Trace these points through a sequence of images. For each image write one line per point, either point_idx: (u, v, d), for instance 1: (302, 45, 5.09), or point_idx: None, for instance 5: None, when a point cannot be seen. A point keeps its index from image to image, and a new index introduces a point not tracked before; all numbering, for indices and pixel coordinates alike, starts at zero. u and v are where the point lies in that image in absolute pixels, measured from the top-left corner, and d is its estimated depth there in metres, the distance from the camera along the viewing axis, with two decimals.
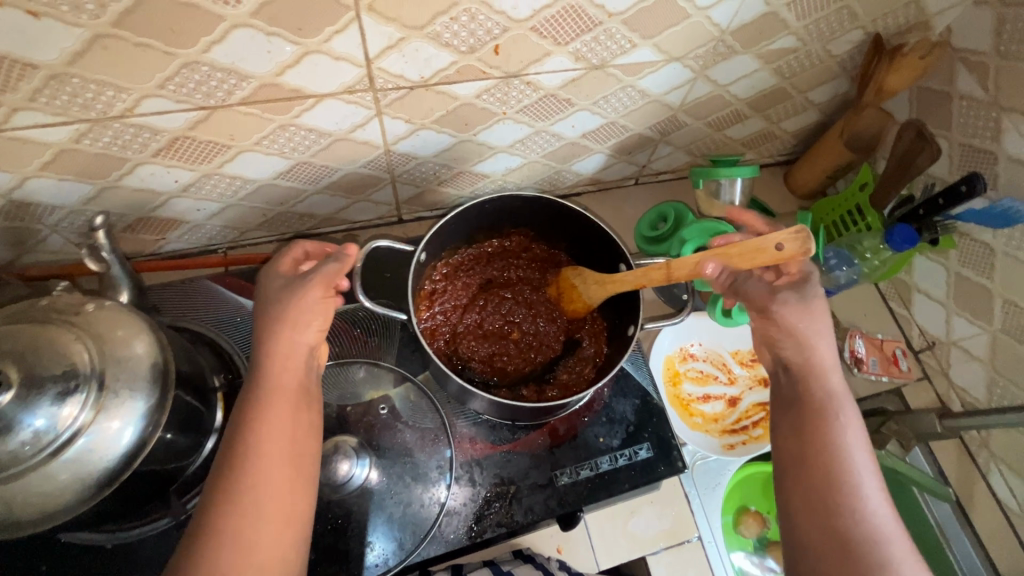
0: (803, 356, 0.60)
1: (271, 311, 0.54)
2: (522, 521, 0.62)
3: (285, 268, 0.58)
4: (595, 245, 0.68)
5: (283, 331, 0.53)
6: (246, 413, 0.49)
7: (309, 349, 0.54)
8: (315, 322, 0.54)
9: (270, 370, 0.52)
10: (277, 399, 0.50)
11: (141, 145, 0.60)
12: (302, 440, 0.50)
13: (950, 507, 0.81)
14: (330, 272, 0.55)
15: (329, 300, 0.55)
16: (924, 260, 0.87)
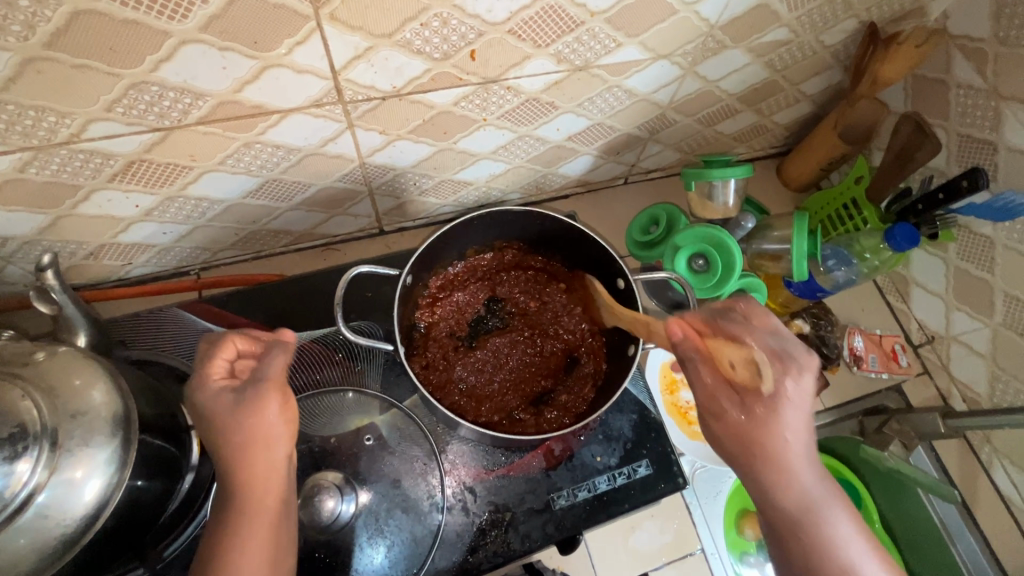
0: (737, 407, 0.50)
1: (231, 431, 0.49)
2: (519, 550, 0.59)
3: (219, 375, 0.50)
4: (592, 263, 0.64)
5: (251, 452, 0.49)
6: (219, 548, 0.46)
7: (283, 463, 0.51)
8: (284, 433, 0.51)
9: (241, 499, 0.48)
10: (255, 523, 0.47)
11: (94, 170, 0.55)
12: (280, 565, 0.48)
13: (956, 508, 0.80)
14: (283, 376, 0.51)
15: (292, 407, 0.52)
16: (922, 253, 0.85)
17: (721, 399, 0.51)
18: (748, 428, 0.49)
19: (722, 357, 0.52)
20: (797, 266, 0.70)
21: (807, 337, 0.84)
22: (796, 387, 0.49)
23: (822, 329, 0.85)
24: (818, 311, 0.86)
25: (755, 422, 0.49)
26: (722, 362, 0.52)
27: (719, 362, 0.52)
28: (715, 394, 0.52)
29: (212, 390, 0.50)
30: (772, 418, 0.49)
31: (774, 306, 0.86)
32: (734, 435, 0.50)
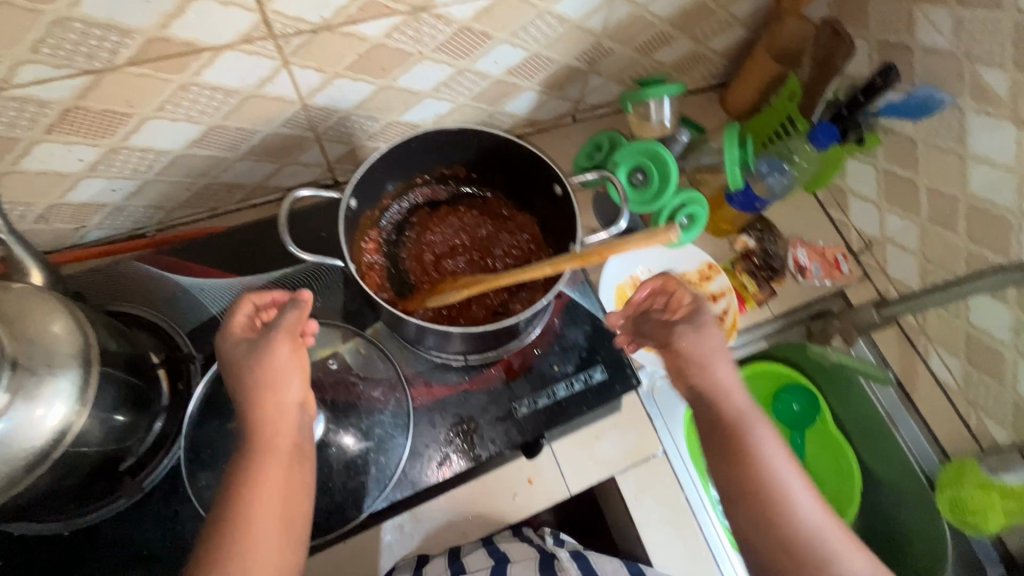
0: (740, 447, 0.58)
1: (246, 376, 0.53)
2: (486, 454, 0.63)
3: (240, 330, 0.55)
4: (529, 175, 0.65)
5: (265, 397, 0.53)
6: (242, 477, 0.51)
7: (297, 407, 0.55)
8: (296, 377, 0.54)
9: (255, 437, 0.53)
10: (268, 460, 0.52)
11: (29, 120, 0.56)
12: (295, 496, 0.53)
13: (895, 394, 0.86)
14: (292, 321, 0.53)
15: (301, 351, 0.55)
16: (856, 163, 0.90)
17: (723, 439, 0.59)
18: (752, 460, 0.57)
19: (714, 394, 0.60)
20: (731, 175, 0.74)
21: (753, 252, 0.88)
22: (710, 316, 0.62)
23: (767, 242, 0.89)
24: (762, 225, 0.90)
25: (691, 338, 0.61)
26: (723, 398, 0.60)
27: (715, 406, 0.60)
28: (710, 436, 0.60)
29: (235, 339, 0.54)
30: (696, 370, 0.61)
31: (722, 226, 0.89)
32: (736, 471, 0.58)
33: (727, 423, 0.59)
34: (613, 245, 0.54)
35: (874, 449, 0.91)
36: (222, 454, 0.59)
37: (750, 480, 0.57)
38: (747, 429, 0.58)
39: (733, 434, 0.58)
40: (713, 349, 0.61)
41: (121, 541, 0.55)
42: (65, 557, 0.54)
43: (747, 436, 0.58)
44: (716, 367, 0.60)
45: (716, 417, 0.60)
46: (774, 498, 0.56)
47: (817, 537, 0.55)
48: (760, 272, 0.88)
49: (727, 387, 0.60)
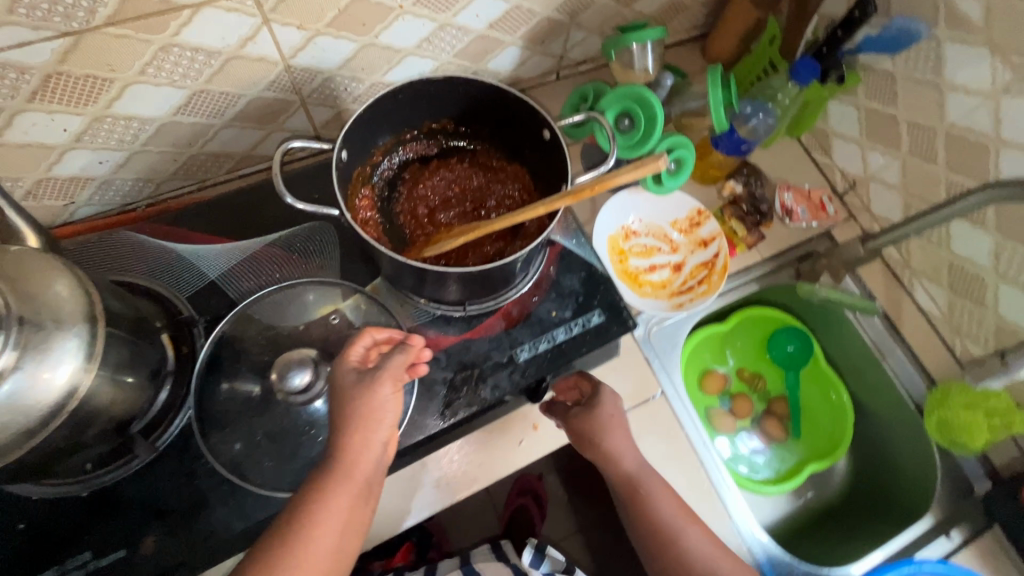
0: (637, 506, 0.71)
1: (348, 405, 0.55)
2: (491, 397, 0.65)
3: (353, 359, 0.57)
4: (516, 123, 0.65)
5: (358, 432, 0.54)
6: (309, 506, 0.53)
7: (381, 446, 0.56)
8: (388, 419, 0.56)
9: (336, 466, 0.54)
10: (343, 490, 0.53)
11: (11, 88, 0.55)
12: (350, 533, 0.55)
13: (881, 324, 0.88)
14: (398, 366, 0.56)
15: (400, 394, 0.56)
16: (837, 103, 0.91)
17: (628, 497, 0.72)
18: (657, 532, 0.70)
19: (613, 469, 0.71)
20: (716, 115, 0.75)
21: (740, 197, 0.90)
22: (609, 395, 0.72)
23: (754, 186, 0.90)
24: (749, 171, 0.91)
25: (610, 400, 0.72)
26: (618, 466, 0.71)
27: (618, 474, 0.71)
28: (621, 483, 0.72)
29: (347, 365, 0.57)
30: (600, 454, 0.71)
31: (711, 171, 0.90)
32: (637, 509, 0.71)
33: (629, 489, 0.71)
34: (601, 179, 0.54)
35: (864, 381, 0.93)
36: (232, 412, 0.60)
37: (661, 540, 0.70)
38: (639, 488, 0.71)
39: (631, 493, 0.71)
40: (610, 412, 0.71)
41: (139, 499, 0.56)
42: (83, 517, 0.55)
43: (645, 503, 0.70)
44: (608, 436, 0.70)
45: (623, 482, 0.71)
46: (669, 542, 0.70)
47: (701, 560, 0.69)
48: (749, 217, 0.89)
49: (620, 455, 0.70)
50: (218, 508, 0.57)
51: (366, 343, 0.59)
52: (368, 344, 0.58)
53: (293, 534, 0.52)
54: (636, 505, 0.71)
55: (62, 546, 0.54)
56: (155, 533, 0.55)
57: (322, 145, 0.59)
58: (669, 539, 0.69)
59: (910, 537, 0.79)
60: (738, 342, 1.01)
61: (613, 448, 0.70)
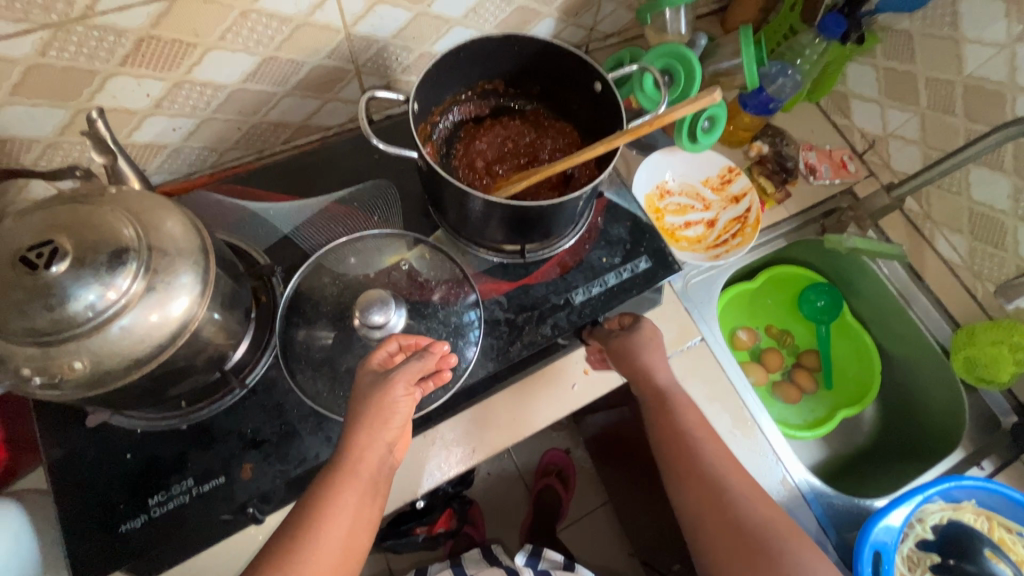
0: (665, 415, 0.72)
1: (359, 406, 0.57)
2: (551, 336, 0.69)
3: (376, 361, 0.60)
4: (565, 81, 0.71)
5: (366, 429, 0.55)
6: (315, 499, 0.54)
7: (387, 446, 0.57)
8: (395, 419, 0.57)
9: (342, 465, 0.55)
10: (348, 488, 0.55)
11: (108, 51, 0.60)
12: (355, 533, 0.55)
13: (902, 268, 0.93)
14: (415, 368, 0.58)
15: (412, 394, 0.58)
16: (855, 66, 0.96)
17: (652, 412, 0.73)
18: (679, 440, 0.70)
19: (646, 382, 0.72)
20: (748, 71, 0.79)
21: (767, 157, 0.94)
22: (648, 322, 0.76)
23: (780, 145, 0.95)
24: (774, 131, 0.96)
25: (645, 323, 0.75)
26: (651, 378, 0.72)
27: (649, 384, 0.72)
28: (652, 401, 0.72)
29: (367, 368, 0.60)
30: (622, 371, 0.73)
31: (737, 133, 0.94)
32: (660, 423, 0.72)
33: (652, 400, 0.72)
34: (659, 117, 0.60)
35: (889, 330, 0.97)
36: (314, 353, 0.64)
37: (680, 449, 0.70)
38: (666, 401, 0.72)
39: (658, 406, 0.72)
40: (653, 334, 0.75)
41: (234, 431, 0.60)
42: (184, 447, 0.59)
43: (668, 409, 0.72)
44: (642, 353, 0.72)
45: (651, 395, 0.72)
46: (685, 452, 0.70)
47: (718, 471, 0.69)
48: (775, 174, 0.94)
49: (653, 369, 0.72)
50: (307, 437, 0.61)
51: (394, 348, 0.61)
52: (392, 350, 0.61)
53: (295, 538, 0.53)
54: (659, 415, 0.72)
55: (166, 472, 0.58)
56: (251, 461, 0.59)
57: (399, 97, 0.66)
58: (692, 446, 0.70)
59: (948, 464, 0.83)
60: (767, 301, 1.06)
61: (649, 362, 0.72)
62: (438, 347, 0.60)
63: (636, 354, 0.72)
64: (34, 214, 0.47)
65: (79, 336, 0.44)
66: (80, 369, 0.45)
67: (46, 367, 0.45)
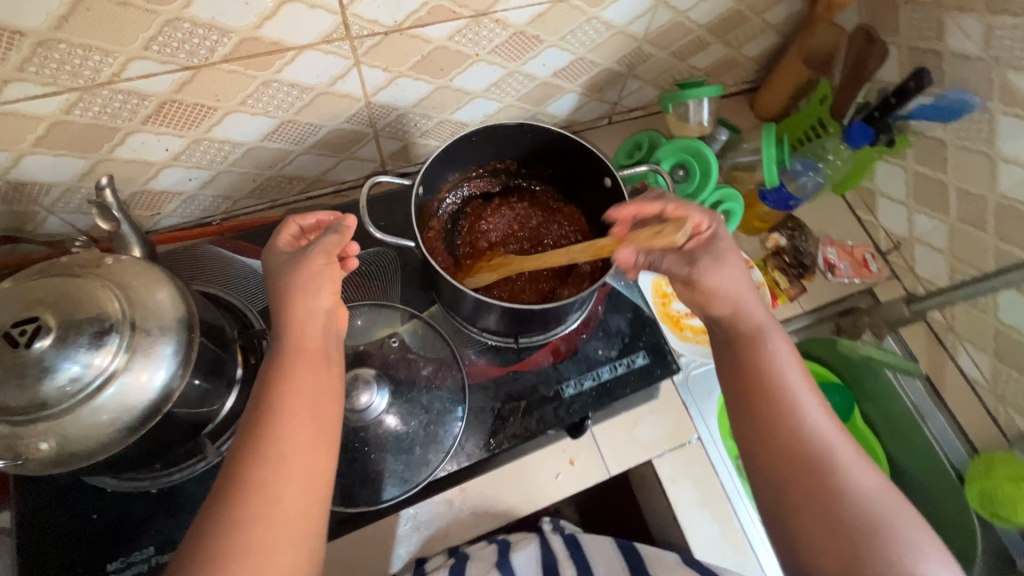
0: (755, 360, 0.60)
1: (285, 282, 0.57)
2: (535, 430, 0.68)
3: (285, 245, 0.61)
4: (578, 171, 0.70)
5: (296, 300, 0.56)
6: (266, 385, 0.53)
7: (326, 316, 0.58)
8: (325, 288, 0.57)
9: (284, 358, 0.55)
10: (300, 362, 0.55)
11: (130, 112, 0.61)
12: (322, 402, 0.54)
13: (921, 386, 0.89)
14: (331, 243, 0.58)
15: (333, 268, 0.58)
16: (884, 165, 0.93)
17: (738, 349, 0.62)
18: (766, 375, 0.59)
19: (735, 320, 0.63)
20: (767, 172, 0.79)
21: (784, 249, 0.92)
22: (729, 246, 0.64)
23: (798, 240, 0.92)
24: (794, 225, 0.94)
25: (715, 269, 0.62)
26: (742, 319, 0.63)
27: (735, 318, 0.63)
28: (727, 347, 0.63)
29: (278, 253, 0.60)
30: (739, 281, 0.63)
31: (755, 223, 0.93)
32: (750, 377, 0.60)
33: (742, 341, 0.62)
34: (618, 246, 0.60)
35: (903, 451, 0.89)
36: None
37: (770, 397, 0.58)
38: (760, 342, 0.61)
39: (747, 347, 0.62)
40: (732, 274, 0.63)
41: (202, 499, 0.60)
42: (151, 513, 0.59)
43: (767, 355, 0.60)
44: (727, 266, 0.63)
45: (740, 335, 0.63)
46: (783, 404, 0.57)
47: (821, 440, 0.55)
48: (791, 269, 0.92)
49: (743, 304, 0.63)
50: None
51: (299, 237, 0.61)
52: (295, 232, 0.62)
53: (265, 420, 0.52)
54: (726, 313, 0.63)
55: (131, 535, 0.58)
56: None
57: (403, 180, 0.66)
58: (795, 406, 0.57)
59: None
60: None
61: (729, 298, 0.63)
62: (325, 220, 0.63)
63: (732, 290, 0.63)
64: (25, 284, 0.47)
65: (53, 414, 0.45)
66: (50, 446, 0.45)
67: (15, 446, 0.45)
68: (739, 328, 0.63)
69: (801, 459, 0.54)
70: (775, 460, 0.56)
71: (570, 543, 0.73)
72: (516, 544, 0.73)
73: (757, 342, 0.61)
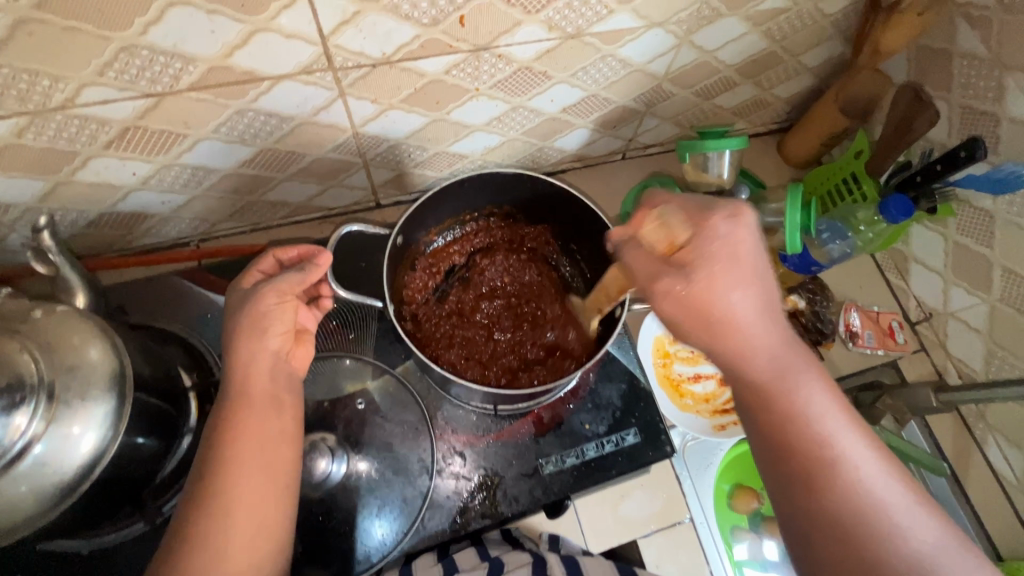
0: (777, 415, 0.46)
1: (234, 320, 0.52)
2: (507, 512, 0.62)
3: (249, 281, 0.55)
4: (581, 225, 0.65)
5: (243, 340, 0.51)
6: (214, 426, 0.49)
7: (276, 354, 0.52)
8: (275, 327, 0.52)
9: (235, 392, 0.50)
10: (242, 407, 0.49)
11: (89, 137, 0.56)
12: (272, 449, 0.49)
13: (947, 483, 0.80)
14: (292, 281, 0.52)
15: (286, 305, 0.52)
16: (921, 229, 0.84)
17: (753, 398, 0.47)
18: (799, 431, 0.46)
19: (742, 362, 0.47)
20: (789, 238, 0.71)
21: (801, 312, 0.84)
22: (719, 244, 0.46)
23: (818, 305, 0.84)
24: (815, 287, 0.86)
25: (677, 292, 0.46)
26: (748, 362, 0.47)
27: (741, 361, 0.47)
28: (739, 395, 0.49)
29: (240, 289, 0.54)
30: (744, 301, 0.46)
31: None
32: (773, 431, 0.46)
33: (758, 386, 0.47)
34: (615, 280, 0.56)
35: None
36: None
37: (807, 458, 0.45)
38: (780, 386, 0.46)
39: (767, 398, 0.47)
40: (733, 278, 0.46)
41: (140, 564, 0.56)
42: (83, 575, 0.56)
43: (792, 401, 0.46)
44: (721, 283, 0.46)
45: (750, 384, 0.47)
46: (823, 470, 0.45)
47: (876, 506, 0.43)
48: (808, 335, 0.83)
49: (751, 343, 0.46)
50: None
51: (267, 268, 0.56)
52: (269, 267, 0.56)
53: (210, 467, 0.47)
54: (727, 358, 0.47)
55: None
56: None
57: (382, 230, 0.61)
58: (839, 458, 0.45)
59: None
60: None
61: (741, 327, 0.46)
62: (306, 252, 0.57)
63: (731, 321, 0.46)
64: None
65: None
66: None
67: None
68: (747, 370, 0.47)
69: (859, 542, 0.43)
70: (821, 537, 0.44)
71: (569, 561, 0.60)
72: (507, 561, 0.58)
73: (779, 387, 0.46)
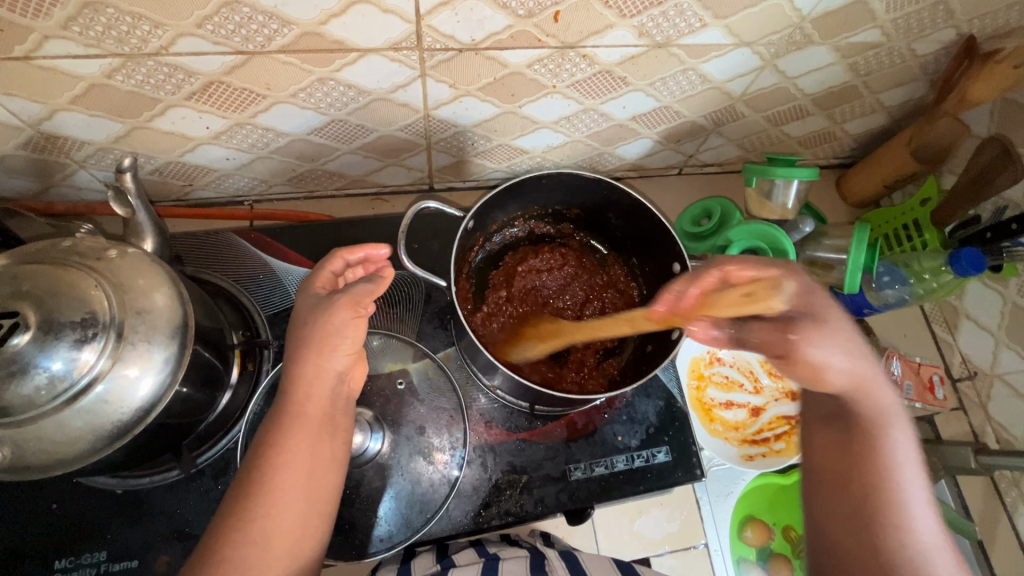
0: (863, 445, 0.49)
1: (301, 332, 0.51)
2: (532, 511, 0.62)
3: (320, 285, 0.54)
4: (650, 243, 0.67)
5: (308, 358, 0.50)
6: (263, 445, 0.49)
7: (337, 376, 0.52)
8: (344, 346, 0.51)
9: (292, 409, 0.50)
10: (300, 427, 0.49)
11: (174, 86, 0.57)
12: (319, 475, 0.50)
13: (970, 545, 0.77)
14: (361, 293, 0.51)
15: (361, 321, 0.52)
16: (978, 285, 0.82)
17: (846, 428, 0.50)
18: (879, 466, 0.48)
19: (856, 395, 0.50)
20: (848, 276, 0.72)
21: None
22: (825, 301, 0.51)
23: None
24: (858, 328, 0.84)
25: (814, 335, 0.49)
26: (862, 397, 0.50)
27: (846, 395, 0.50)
28: (829, 426, 0.52)
29: (309, 294, 0.53)
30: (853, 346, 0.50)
31: None
32: (851, 463, 0.49)
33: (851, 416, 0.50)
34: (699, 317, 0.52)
35: None
36: None
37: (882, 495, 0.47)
38: (879, 424, 0.49)
39: (858, 429, 0.49)
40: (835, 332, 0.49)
41: (168, 511, 0.57)
42: (112, 514, 0.57)
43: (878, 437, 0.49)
44: (834, 336, 0.49)
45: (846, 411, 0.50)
46: (890, 513, 0.46)
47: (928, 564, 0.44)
48: None
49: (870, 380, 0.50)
50: None
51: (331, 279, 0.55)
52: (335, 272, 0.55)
53: (256, 490, 0.47)
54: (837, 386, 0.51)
55: (87, 536, 0.56)
56: (170, 554, 0.56)
57: (453, 210, 0.61)
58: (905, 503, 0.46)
59: None
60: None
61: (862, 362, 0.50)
62: (372, 254, 0.56)
63: (846, 354, 0.49)
64: (15, 270, 0.43)
65: (16, 422, 0.40)
66: (6, 454, 0.41)
67: None
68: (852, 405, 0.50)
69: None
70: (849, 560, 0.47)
71: (565, 557, 0.59)
72: (504, 559, 0.57)
73: (872, 424, 0.49)
